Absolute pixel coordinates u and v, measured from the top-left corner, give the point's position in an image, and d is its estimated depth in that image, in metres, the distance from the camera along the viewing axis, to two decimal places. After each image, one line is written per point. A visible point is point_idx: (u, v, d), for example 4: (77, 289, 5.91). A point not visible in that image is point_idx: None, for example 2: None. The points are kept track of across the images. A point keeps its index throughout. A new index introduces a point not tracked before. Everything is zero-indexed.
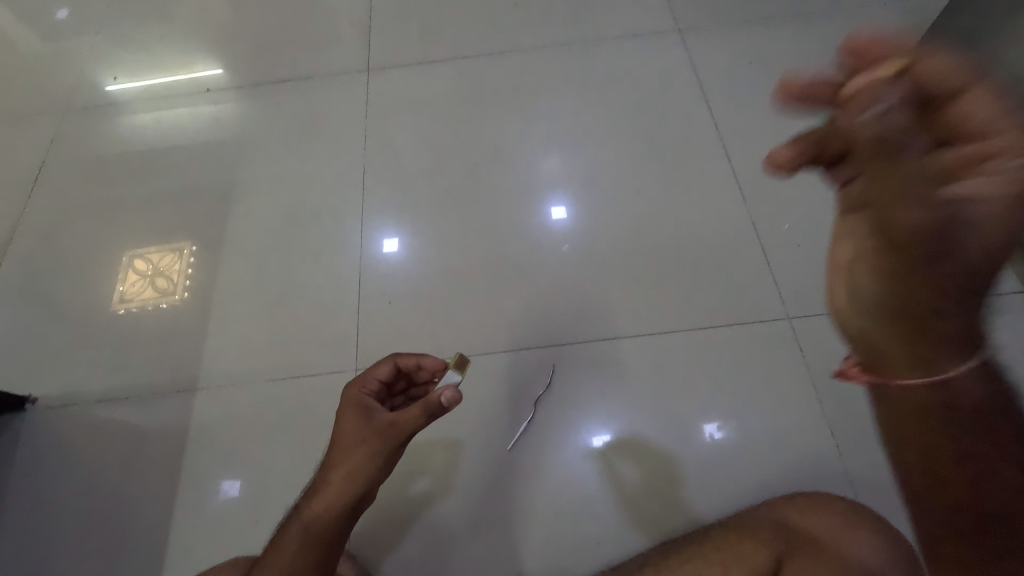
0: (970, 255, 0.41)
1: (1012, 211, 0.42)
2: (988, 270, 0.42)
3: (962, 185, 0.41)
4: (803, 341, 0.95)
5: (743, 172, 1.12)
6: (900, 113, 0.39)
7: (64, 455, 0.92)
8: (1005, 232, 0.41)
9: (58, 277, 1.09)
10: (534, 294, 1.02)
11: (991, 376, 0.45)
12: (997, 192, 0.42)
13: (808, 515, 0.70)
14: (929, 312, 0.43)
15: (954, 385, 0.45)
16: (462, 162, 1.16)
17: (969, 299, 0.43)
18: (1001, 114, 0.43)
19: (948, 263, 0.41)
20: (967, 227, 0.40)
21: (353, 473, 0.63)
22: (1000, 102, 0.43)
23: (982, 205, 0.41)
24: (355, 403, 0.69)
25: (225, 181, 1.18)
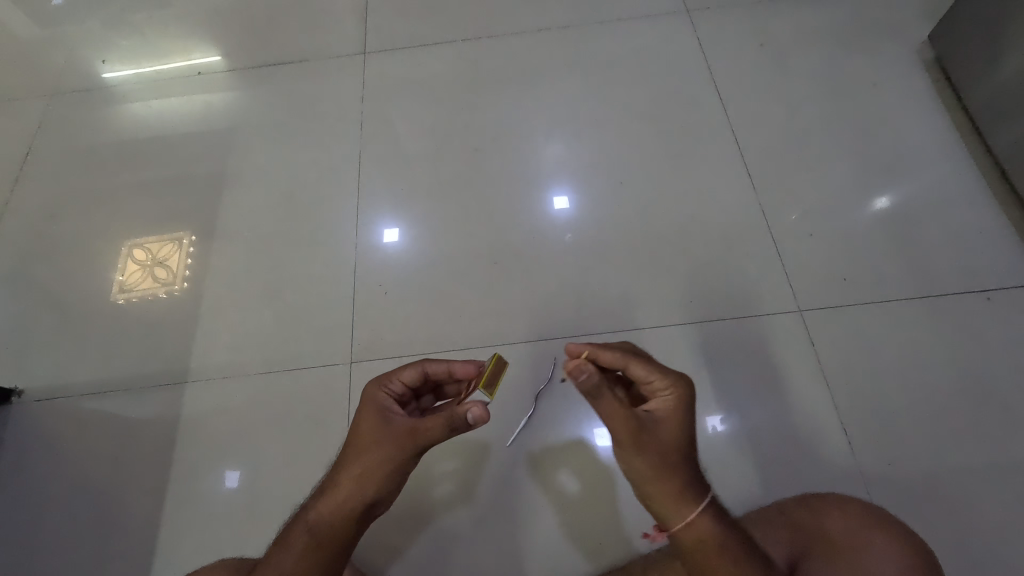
0: (659, 454, 0.59)
1: (679, 429, 0.61)
2: (678, 459, 0.59)
3: (638, 412, 0.61)
4: (815, 334, 0.92)
5: (753, 159, 1.09)
6: (590, 379, 0.57)
7: (54, 449, 0.90)
8: (676, 440, 0.60)
9: (48, 266, 1.07)
10: (537, 284, 0.99)
11: (721, 512, 0.59)
12: (665, 417, 0.61)
13: (822, 518, 0.67)
14: (659, 489, 0.58)
15: (696, 527, 0.57)
16: (463, 148, 1.13)
17: (682, 471, 0.58)
18: (655, 373, 0.63)
19: (650, 450, 0.58)
20: (652, 446, 0.59)
21: (367, 477, 0.60)
22: (657, 368, 0.63)
23: (657, 426, 0.60)
24: (377, 405, 0.66)
25: (220, 167, 1.14)
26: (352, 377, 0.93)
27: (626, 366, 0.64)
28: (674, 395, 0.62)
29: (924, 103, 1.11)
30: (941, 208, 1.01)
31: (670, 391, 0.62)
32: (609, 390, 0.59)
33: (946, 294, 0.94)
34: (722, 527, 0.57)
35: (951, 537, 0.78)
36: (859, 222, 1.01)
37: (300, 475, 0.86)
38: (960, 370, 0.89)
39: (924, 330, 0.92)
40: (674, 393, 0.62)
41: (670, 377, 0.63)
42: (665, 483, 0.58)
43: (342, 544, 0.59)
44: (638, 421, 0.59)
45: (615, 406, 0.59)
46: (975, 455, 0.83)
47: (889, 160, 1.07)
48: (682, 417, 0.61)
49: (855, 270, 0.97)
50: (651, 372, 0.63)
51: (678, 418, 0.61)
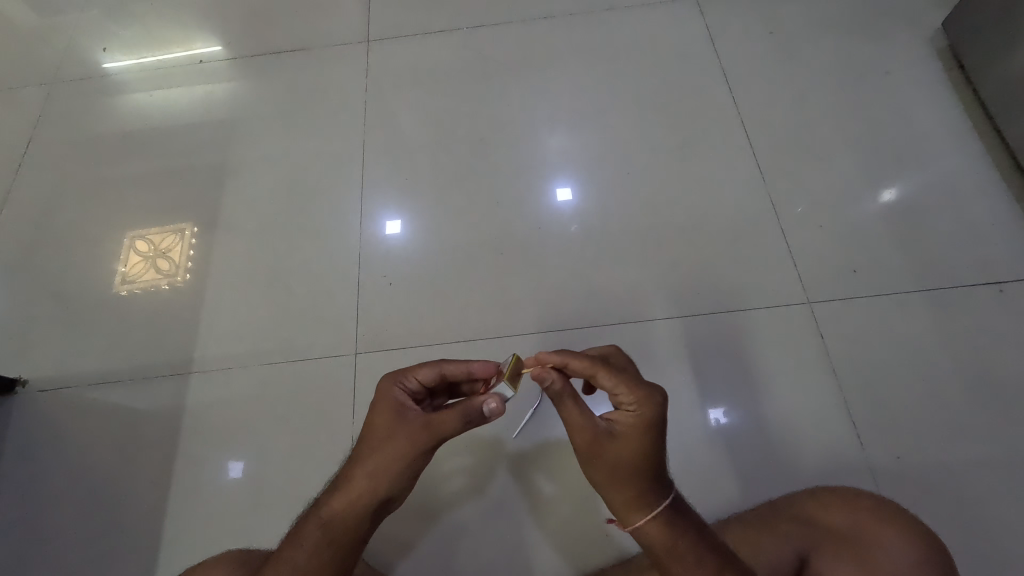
0: (613, 466, 0.57)
1: (639, 445, 0.57)
2: (635, 475, 0.57)
3: (599, 424, 0.59)
4: (823, 326, 0.92)
5: (761, 149, 1.07)
6: (553, 385, 0.60)
7: (58, 439, 0.90)
8: (634, 459, 0.57)
9: (49, 257, 1.06)
10: (542, 275, 0.98)
11: (679, 517, 0.56)
12: (626, 432, 0.58)
13: (833, 513, 0.66)
14: (614, 496, 0.57)
15: (646, 532, 0.56)
16: (467, 138, 1.12)
17: (635, 484, 0.56)
18: (620, 385, 0.60)
19: (600, 463, 0.58)
20: (605, 458, 0.58)
21: (381, 472, 0.59)
22: (622, 380, 0.60)
23: (615, 440, 0.58)
24: (392, 399, 0.64)
25: (221, 158, 1.13)
26: (356, 368, 0.92)
27: (595, 375, 0.62)
28: (639, 411, 0.59)
29: (937, 92, 1.10)
30: (952, 199, 1.00)
31: (634, 405, 0.59)
32: (570, 399, 0.60)
33: (958, 287, 0.93)
34: (674, 535, 0.55)
35: (961, 531, 0.78)
36: (869, 213, 1.00)
37: (305, 466, 0.86)
38: (971, 363, 0.88)
39: (934, 323, 0.91)
40: (639, 410, 0.59)
41: (638, 390, 0.60)
42: (618, 492, 0.57)
43: (355, 540, 0.58)
44: (594, 433, 0.58)
45: (574, 415, 0.59)
46: (986, 448, 0.82)
47: (900, 150, 1.05)
48: (644, 433, 0.58)
49: (865, 262, 0.96)
50: (617, 384, 0.60)
51: (639, 434, 0.58)
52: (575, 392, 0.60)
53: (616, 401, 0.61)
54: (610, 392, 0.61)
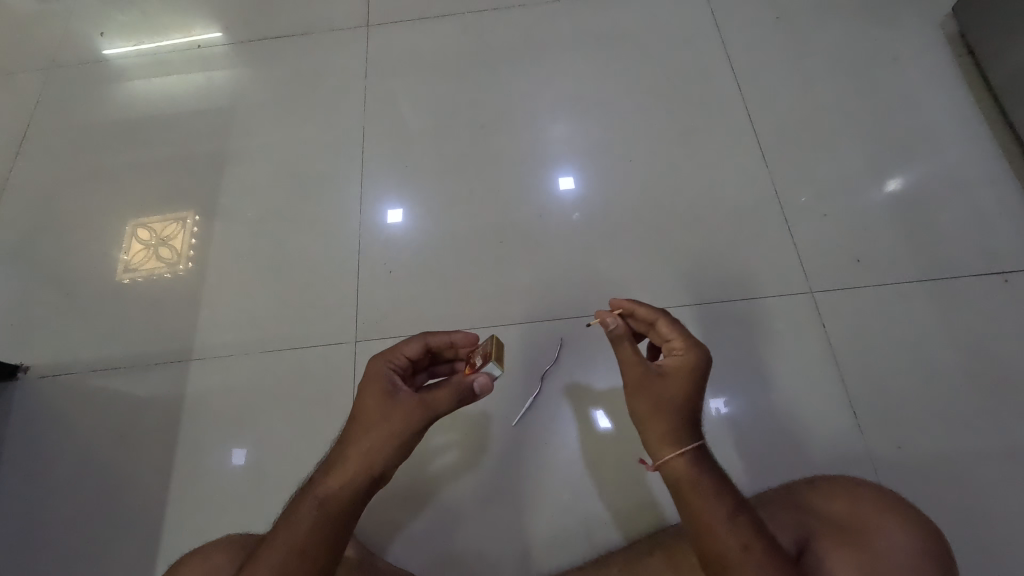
0: (656, 403, 0.59)
1: (686, 385, 0.60)
2: (676, 410, 0.58)
3: (650, 365, 0.62)
4: (826, 315, 0.91)
5: (766, 137, 1.06)
6: (615, 326, 0.63)
7: (59, 425, 0.91)
8: (677, 395, 0.59)
9: (49, 243, 1.06)
10: (543, 264, 0.97)
11: (706, 460, 0.57)
12: (673, 371, 0.61)
13: (834, 501, 0.66)
14: (650, 430, 0.59)
15: (673, 467, 0.56)
16: (468, 124, 1.10)
17: (674, 420, 0.58)
18: (676, 332, 0.64)
19: (643, 394, 0.60)
20: (650, 392, 0.60)
21: (376, 449, 0.59)
22: (679, 329, 0.64)
23: (663, 380, 0.60)
24: (379, 381, 0.64)
25: (222, 144, 1.13)
26: (357, 356, 0.92)
27: (655, 323, 0.65)
28: (689, 354, 0.62)
29: (946, 79, 1.08)
30: (959, 188, 0.99)
31: (685, 350, 0.62)
32: (628, 340, 0.63)
33: (963, 276, 0.92)
34: (699, 473, 0.55)
35: (962, 521, 0.77)
36: (874, 202, 0.99)
37: (306, 453, 0.86)
38: (976, 353, 0.87)
39: (938, 312, 0.90)
40: (690, 353, 0.62)
41: (693, 339, 0.63)
42: (653, 426, 0.58)
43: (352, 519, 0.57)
44: (643, 368, 0.61)
45: (628, 353, 0.62)
46: (987, 438, 0.82)
47: (907, 138, 1.04)
48: (694, 372, 0.60)
49: (869, 251, 0.95)
50: (673, 331, 0.64)
51: (687, 377, 0.60)
52: (634, 338, 0.64)
53: (668, 347, 0.64)
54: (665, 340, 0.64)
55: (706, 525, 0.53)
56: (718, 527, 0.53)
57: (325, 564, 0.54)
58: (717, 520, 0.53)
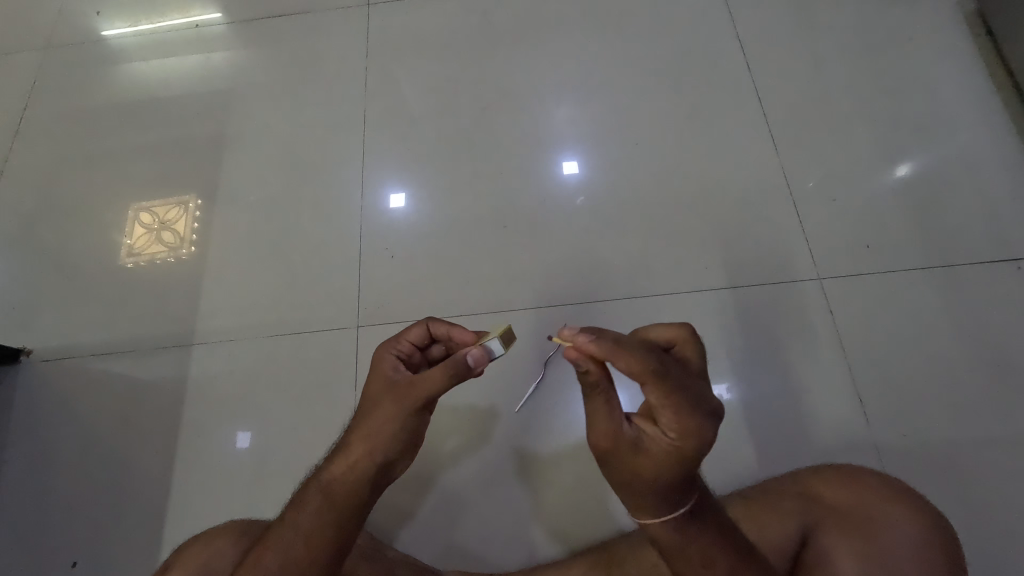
0: (630, 480, 0.52)
1: (664, 470, 0.50)
2: (651, 490, 0.51)
3: (625, 436, 0.52)
4: (833, 302, 0.90)
5: (775, 120, 1.04)
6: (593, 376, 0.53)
7: (63, 408, 0.91)
8: (652, 478, 0.50)
9: (49, 227, 1.05)
10: (547, 249, 0.96)
11: (693, 522, 0.52)
12: (654, 455, 0.50)
13: (837, 491, 0.64)
14: (624, 497, 0.53)
15: (652, 528, 0.53)
16: (471, 105, 1.09)
17: (651, 499, 0.51)
18: (670, 403, 0.49)
19: (614, 468, 0.52)
20: (620, 466, 0.52)
21: (374, 432, 0.58)
22: (673, 399, 0.49)
23: (640, 456, 0.51)
24: (379, 371, 0.64)
25: (221, 127, 1.11)
26: (358, 341, 0.92)
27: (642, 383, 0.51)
28: (678, 441, 0.49)
29: (963, 58, 1.05)
30: (973, 171, 0.97)
31: (675, 432, 0.49)
32: (602, 402, 0.53)
33: (975, 262, 0.91)
34: (683, 538, 0.52)
35: (969, 508, 0.77)
36: (885, 186, 0.97)
37: (309, 437, 0.86)
38: (986, 340, 0.86)
39: (947, 299, 0.89)
40: (685, 435, 0.49)
41: (692, 414, 0.49)
42: (628, 496, 0.53)
43: (351, 500, 0.56)
44: (616, 444, 0.51)
45: (602, 420, 0.52)
46: (995, 425, 0.81)
47: (921, 120, 1.01)
48: (678, 456, 0.49)
49: (879, 237, 0.94)
50: (663, 399, 0.49)
51: (668, 461, 0.50)
52: (610, 394, 0.53)
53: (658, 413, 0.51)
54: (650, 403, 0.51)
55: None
56: None
57: (330, 546, 0.54)
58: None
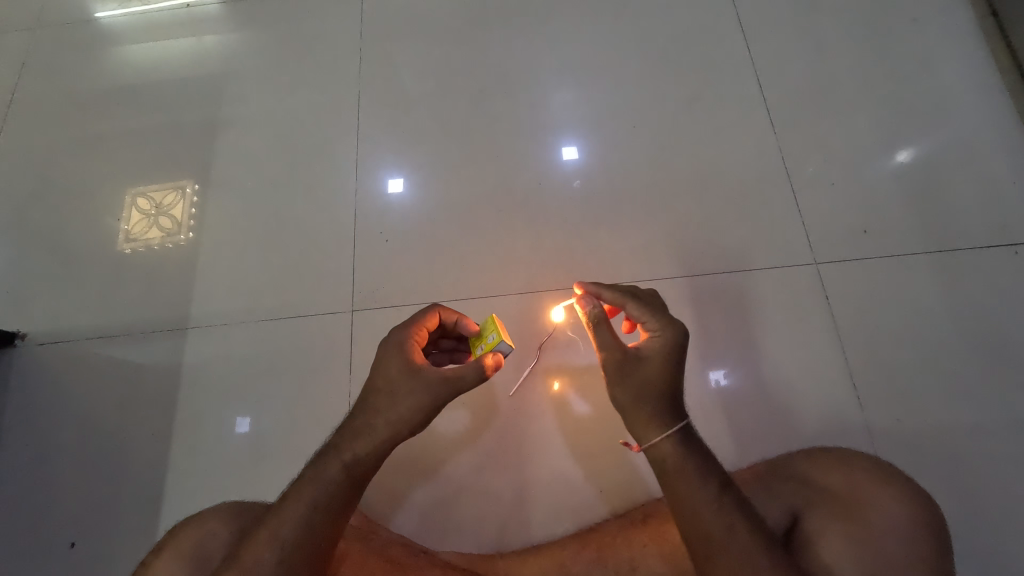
0: (639, 388, 0.60)
1: (663, 368, 0.60)
2: (659, 394, 0.59)
3: (625, 350, 0.62)
4: (830, 288, 0.90)
5: (777, 104, 1.03)
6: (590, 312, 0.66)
7: (58, 392, 0.91)
8: (659, 379, 0.60)
9: (44, 211, 1.04)
10: (542, 234, 0.96)
11: (692, 443, 0.58)
12: (651, 355, 0.61)
13: (829, 475, 0.63)
14: (634, 416, 0.60)
15: (658, 450, 0.58)
16: (468, 88, 1.07)
17: (655, 404, 0.59)
18: (646, 313, 0.63)
19: (627, 381, 0.61)
20: (632, 377, 0.60)
21: (401, 418, 0.60)
22: (648, 309, 0.63)
23: (641, 362, 0.61)
24: (402, 353, 0.63)
25: (216, 110, 1.10)
26: (353, 325, 0.92)
27: (625, 307, 0.65)
28: (664, 336, 0.62)
29: (968, 41, 1.04)
30: (974, 157, 0.96)
31: (658, 329, 0.62)
32: (599, 325, 0.64)
33: (974, 248, 0.90)
34: (685, 457, 0.57)
35: (959, 492, 0.77)
36: (886, 172, 0.96)
37: (305, 421, 0.87)
38: (982, 326, 0.86)
39: (944, 284, 0.89)
40: (665, 333, 0.62)
41: (664, 317, 0.63)
42: (636, 412, 0.60)
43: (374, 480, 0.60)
44: (621, 354, 0.62)
45: (604, 341, 0.63)
46: (989, 412, 0.81)
47: (923, 104, 1.00)
48: (669, 353, 0.61)
49: (877, 222, 0.93)
50: (643, 313, 0.63)
51: (663, 357, 0.61)
52: (604, 320, 0.65)
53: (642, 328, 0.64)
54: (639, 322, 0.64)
55: (689, 511, 0.55)
56: (701, 510, 0.54)
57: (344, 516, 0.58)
58: (701, 504, 0.55)
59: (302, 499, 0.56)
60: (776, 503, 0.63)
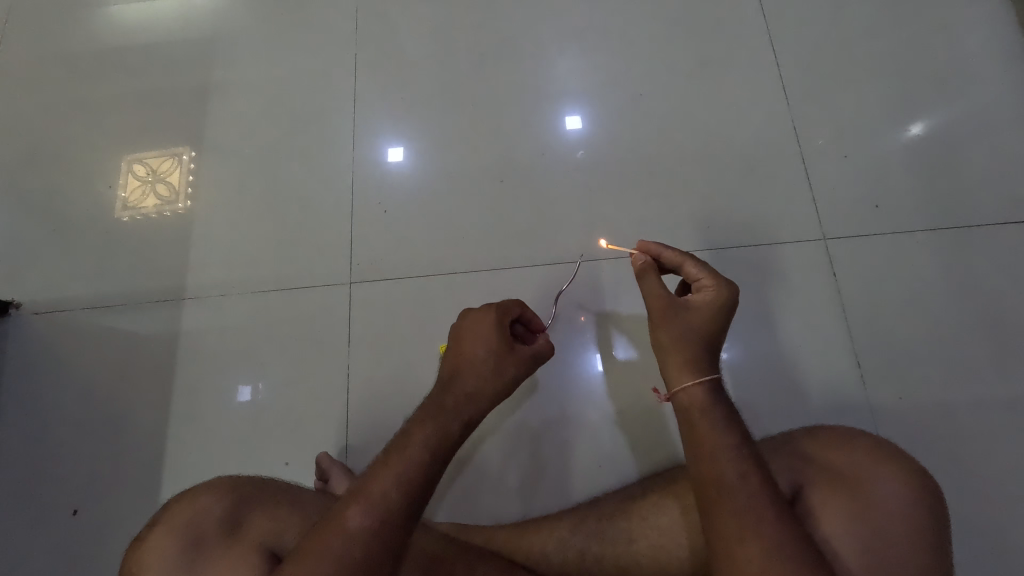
0: (681, 333, 0.64)
1: (707, 320, 0.65)
2: (699, 344, 0.63)
3: (675, 299, 0.67)
4: (837, 263, 0.88)
5: (790, 73, 0.99)
6: (644, 262, 0.72)
7: (56, 360, 0.91)
8: (701, 327, 0.65)
9: (34, 177, 1.02)
10: (544, 204, 0.93)
11: (721, 393, 0.60)
12: (699, 308, 0.66)
13: (829, 451, 0.62)
14: (671, 359, 0.63)
15: (689, 394, 0.61)
16: (468, 52, 1.03)
17: (694, 350, 0.63)
18: (703, 272, 0.68)
19: (672, 325, 0.65)
20: (678, 323, 0.65)
21: (491, 385, 0.60)
22: (706, 269, 0.69)
23: (688, 311, 0.66)
24: (500, 330, 0.64)
25: (207, 75, 1.06)
26: (351, 297, 0.91)
27: (682, 267, 0.70)
28: (716, 292, 0.66)
29: (991, 8, 0.99)
30: (989, 129, 0.93)
31: (710, 286, 0.67)
32: (653, 275, 0.71)
33: (986, 224, 0.88)
34: (711, 403, 0.59)
35: (956, 470, 0.77)
36: (898, 144, 0.93)
37: (303, 392, 0.86)
38: (989, 304, 0.85)
39: (954, 261, 0.87)
40: (719, 289, 0.67)
41: (719, 277, 0.68)
42: (674, 355, 0.63)
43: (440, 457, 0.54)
44: (669, 301, 0.67)
45: (654, 287, 0.69)
46: (993, 392, 0.80)
47: (942, 73, 0.96)
48: (716, 309, 0.65)
49: (889, 195, 0.91)
50: (700, 271, 0.69)
51: (712, 310, 0.65)
52: (658, 273, 0.71)
53: (696, 286, 0.69)
54: (693, 280, 0.70)
55: (710, 451, 0.56)
56: (719, 455, 0.55)
57: (420, 488, 0.52)
58: (719, 446, 0.56)
59: (365, 500, 0.50)
60: (778, 473, 0.61)
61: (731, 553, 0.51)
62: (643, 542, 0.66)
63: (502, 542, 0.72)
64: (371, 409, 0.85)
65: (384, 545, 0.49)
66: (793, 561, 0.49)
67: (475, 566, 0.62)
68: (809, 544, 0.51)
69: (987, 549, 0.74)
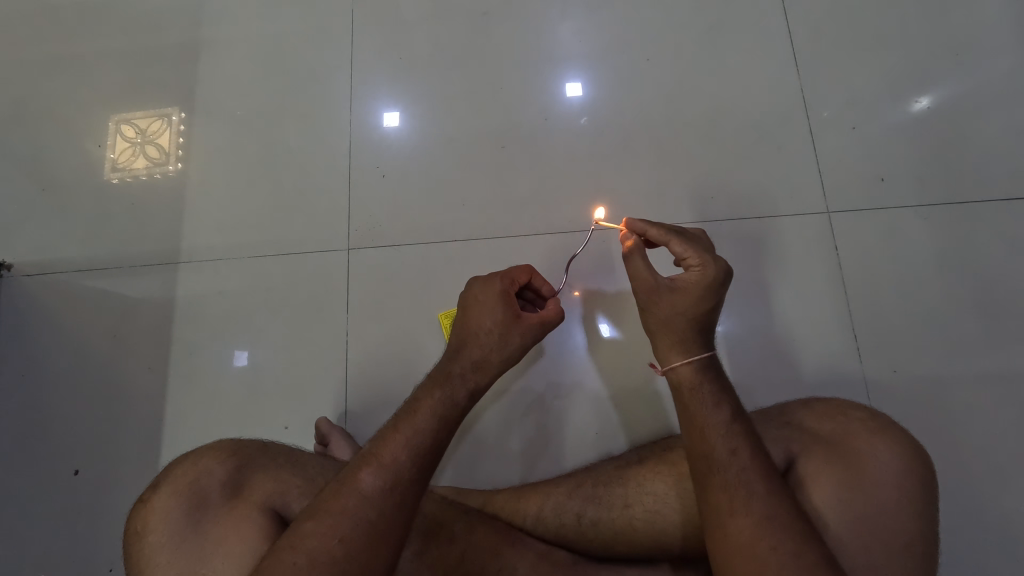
0: (668, 316, 0.63)
1: (696, 302, 0.63)
2: (686, 326, 0.63)
3: (662, 280, 0.65)
4: (840, 238, 0.87)
5: (801, 41, 0.96)
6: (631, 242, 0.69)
7: (49, 323, 0.90)
8: (688, 311, 0.63)
9: (19, 136, 0.98)
10: (545, 172, 0.92)
11: (712, 370, 0.61)
12: (686, 290, 0.63)
13: (823, 422, 0.63)
14: (660, 339, 0.64)
15: (678, 372, 0.62)
16: (469, 11, 0.99)
17: (682, 331, 0.63)
18: (689, 249, 0.64)
19: (660, 308, 0.64)
20: (664, 308, 0.64)
21: (495, 352, 0.61)
22: (692, 246, 0.64)
23: (675, 293, 0.64)
24: (506, 300, 0.63)
25: (196, 31, 1.02)
26: (349, 264, 0.90)
27: (669, 244, 0.66)
28: (704, 273, 0.63)
29: None
30: (999, 103, 0.91)
31: (698, 266, 0.64)
32: (639, 256, 0.66)
33: (990, 200, 0.88)
34: (702, 379, 0.60)
35: (944, 441, 0.79)
36: (907, 117, 0.92)
37: (301, 359, 0.86)
38: (989, 281, 0.85)
39: (955, 237, 0.87)
40: (705, 269, 0.63)
41: (706, 255, 0.64)
42: (663, 335, 0.64)
43: (450, 424, 0.55)
44: (655, 285, 0.64)
45: (641, 270, 0.66)
46: (984, 367, 0.82)
47: (956, 44, 0.94)
48: (704, 292, 0.62)
49: (895, 170, 0.90)
50: (687, 249, 0.64)
51: (700, 293, 0.63)
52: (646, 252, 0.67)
53: (683, 264, 0.65)
54: (680, 258, 0.65)
55: (700, 429, 0.57)
56: (710, 430, 0.57)
57: (429, 452, 0.53)
58: (712, 423, 0.57)
59: (376, 463, 0.51)
60: (771, 444, 0.62)
61: (721, 524, 0.53)
62: (638, 507, 0.68)
63: (500, 506, 0.74)
64: (370, 376, 0.85)
65: (396, 507, 0.50)
66: (786, 531, 0.50)
67: (473, 528, 0.64)
68: (802, 513, 0.52)
69: (971, 517, 0.77)
